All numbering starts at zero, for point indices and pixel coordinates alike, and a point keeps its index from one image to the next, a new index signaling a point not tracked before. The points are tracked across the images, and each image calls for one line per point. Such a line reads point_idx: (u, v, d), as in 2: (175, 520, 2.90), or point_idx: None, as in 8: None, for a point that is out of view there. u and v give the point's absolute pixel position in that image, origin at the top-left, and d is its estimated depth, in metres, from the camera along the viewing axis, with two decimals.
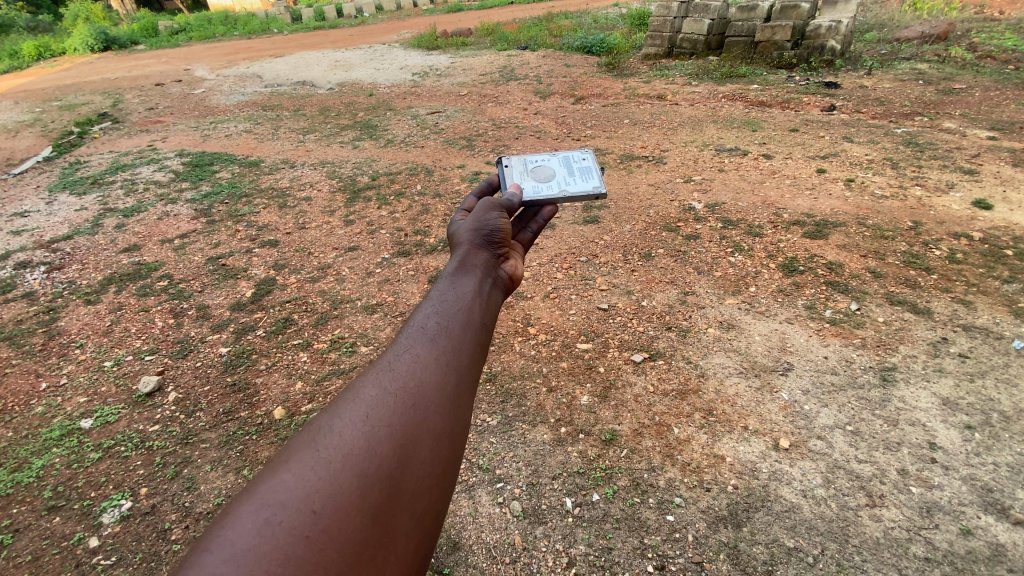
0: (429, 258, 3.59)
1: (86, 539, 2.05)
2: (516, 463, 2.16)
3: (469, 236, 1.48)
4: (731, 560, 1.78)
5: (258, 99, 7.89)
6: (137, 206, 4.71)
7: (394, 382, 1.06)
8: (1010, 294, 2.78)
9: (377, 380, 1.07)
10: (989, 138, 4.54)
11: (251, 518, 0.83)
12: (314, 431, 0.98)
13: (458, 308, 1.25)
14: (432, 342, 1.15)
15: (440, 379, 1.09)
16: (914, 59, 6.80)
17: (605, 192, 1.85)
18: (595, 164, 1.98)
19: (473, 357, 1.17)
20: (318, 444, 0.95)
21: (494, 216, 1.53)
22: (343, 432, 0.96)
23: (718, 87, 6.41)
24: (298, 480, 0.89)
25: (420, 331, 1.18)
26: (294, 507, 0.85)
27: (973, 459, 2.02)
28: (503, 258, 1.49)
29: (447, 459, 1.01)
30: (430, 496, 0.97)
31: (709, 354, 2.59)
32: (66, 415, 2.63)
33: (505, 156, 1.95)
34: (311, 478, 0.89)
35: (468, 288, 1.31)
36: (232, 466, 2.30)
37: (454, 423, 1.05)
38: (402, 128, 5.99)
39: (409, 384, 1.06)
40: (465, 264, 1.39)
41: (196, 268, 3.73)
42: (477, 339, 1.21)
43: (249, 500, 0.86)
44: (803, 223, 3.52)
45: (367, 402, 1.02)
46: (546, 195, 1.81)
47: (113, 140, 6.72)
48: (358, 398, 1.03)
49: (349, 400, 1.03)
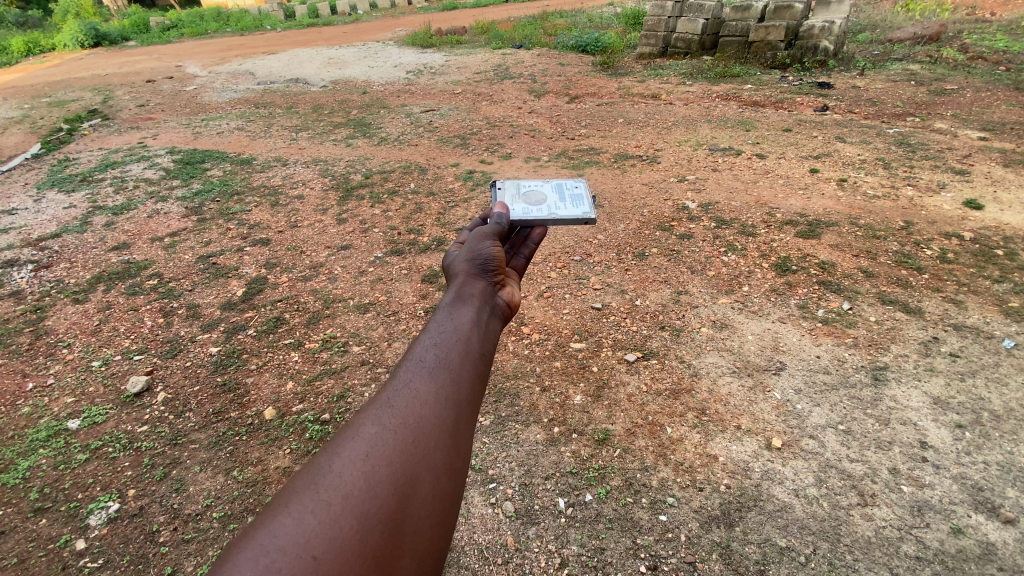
0: (423, 257, 3.57)
1: (72, 541, 2.02)
2: (509, 464, 2.15)
3: (465, 264, 1.46)
4: (723, 559, 1.78)
5: (251, 96, 7.83)
6: (127, 204, 4.65)
7: (394, 417, 1.04)
8: (1001, 294, 2.80)
9: (377, 416, 1.05)
10: (980, 138, 4.57)
11: (251, 565, 0.81)
12: (313, 471, 0.96)
13: (458, 338, 1.23)
14: (431, 374, 1.13)
15: (440, 413, 1.08)
16: (906, 60, 6.85)
17: (594, 219, 1.82)
18: (587, 193, 1.97)
19: (472, 389, 1.16)
20: (317, 486, 0.93)
21: (488, 243, 1.52)
22: (343, 472, 0.95)
23: (712, 87, 6.42)
24: (296, 525, 0.87)
25: (420, 364, 1.16)
26: (294, 554, 0.83)
27: (964, 458, 2.03)
28: (499, 285, 1.47)
29: (447, 495, 1.00)
30: (431, 536, 0.95)
31: (703, 354, 2.59)
32: (53, 415, 2.60)
33: (498, 180, 1.93)
34: (310, 522, 0.87)
35: (466, 318, 1.29)
36: (222, 467, 2.27)
37: (454, 459, 1.04)
38: (396, 126, 5.95)
39: (410, 419, 1.04)
40: (463, 293, 1.37)
41: (187, 266, 3.69)
42: (476, 371, 1.19)
43: (247, 546, 0.84)
44: (796, 223, 3.53)
45: (367, 440, 1.00)
46: (536, 217, 1.78)
47: (103, 137, 6.64)
48: (356, 436, 1.01)
49: (348, 437, 1.01)
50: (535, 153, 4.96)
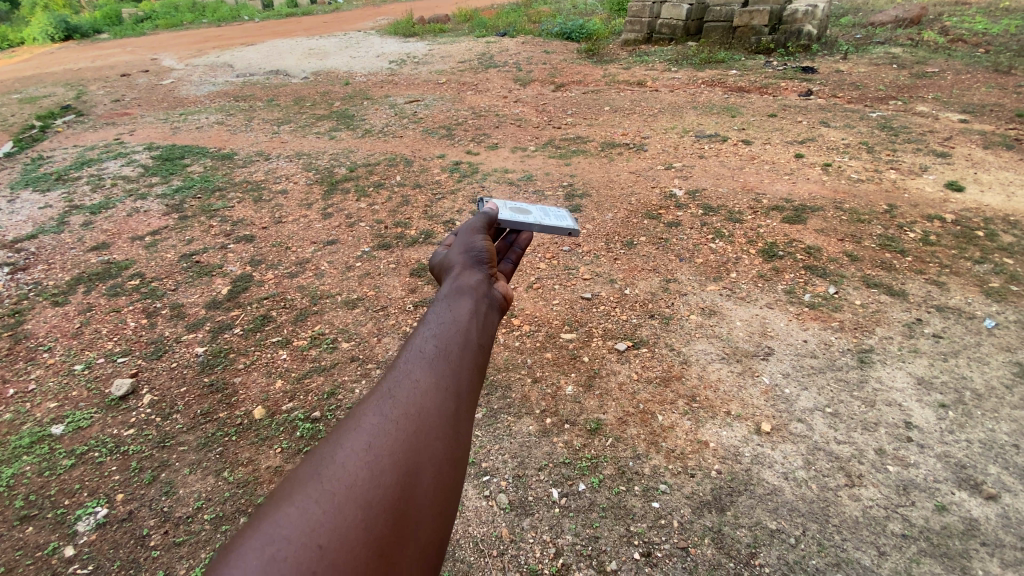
0: (411, 251, 3.54)
1: (61, 548, 1.99)
2: (502, 456, 2.15)
3: (460, 259, 1.44)
4: (715, 543, 1.80)
5: (230, 89, 7.65)
6: (105, 202, 4.54)
7: (395, 408, 1.03)
8: (982, 275, 2.85)
9: (378, 407, 1.04)
10: (961, 120, 4.62)
11: (257, 554, 0.80)
12: (317, 462, 0.95)
13: (456, 331, 1.22)
14: (431, 366, 1.12)
15: (442, 403, 1.07)
16: (887, 43, 6.89)
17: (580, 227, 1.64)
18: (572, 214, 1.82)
19: (472, 380, 1.15)
20: (321, 476, 0.92)
21: (481, 240, 1.49)
22: (346, 463, 0.94)
23: (697, 73, 6.40)
24: (301, 513, 0.86)
25: (419, 358, 1.15)
26: (300, 542, 0.82)
27: (947, 437, 2.07)
28: (494, 279, 1.43)
29: (450, 485, 0.99)
30: (435, 526, 0.94)
31: (692, 341, 2.61)
32: (37, 421, 2.54)
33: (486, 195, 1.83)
34: (315, 510, 0.86)
35: (464, 311, 1.27)
36: (212, 468, 2.24)
37: (456, 449, 1.03)
38: (380, 118, 5.86)
39: (411, 410, 1.04)
40: (459, 287, 1.35)
41: (169, 265, 3.62)
42: (476, 363, 1.18)
43: (253, 535, 0.83)
44: (782, 208, 3.55)
45: (369, 431, 0.99)
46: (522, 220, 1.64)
47: (78, 134, 6.46)
48: (358, 426, 1.00)
49: (349, 427, 1.00)
50: (522, 143, 4.92)
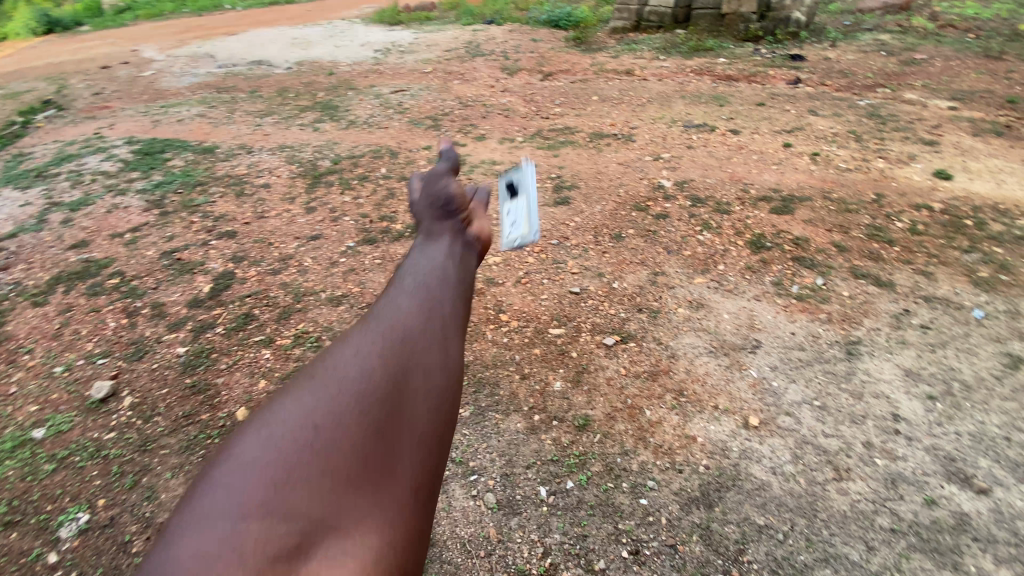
0: (396, 245, 3.48)
1: (41, 557, 1.95)
2: (490, 455, 2.12)
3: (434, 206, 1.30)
4: (703, 540, 1.80)
5: (212, 80, 7.48)
6: (84, 198, 4.42)
7: (382, 323, 0.99)
8: (970, 264, 2.85)
9: (366, 323, 1.01)
10: (949, 108, 4.61)
11: (255, 443, 0.82)
12: (312, 369, 0.94)
13: (440, 261, 1.13)
14: (415, 287, 1.06)
15: (431, 318, 1.01)
16: (876, 30, 6.86)
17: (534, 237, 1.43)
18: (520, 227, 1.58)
19: (462, 302, 1.07)
20: (314, 379, 0.91)
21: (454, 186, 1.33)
22: (336, 368, 0.92)
23: (686, 61, 6.34)
24: (294, 409, 0.86)
25: (396, 289, 1.06)
26: (292, 434, 0.82)
27: (936, 429, 2.07)
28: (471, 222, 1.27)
29: (445, 391, 0.94)
30: (430, 429, 0.90)
31: (680, 335, 2.59)
32: (16, 425, 2.48)
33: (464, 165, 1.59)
34: (307, 404, 0.86)
35: (444, 248, 1.17)
36: (194, 472, 2.19)
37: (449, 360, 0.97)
38: (365, 109, 5.74)
39: (397, 324, 0.98)
40: (436, 230, 1.23)
41: (150, 263, 3.53)
42: (465, 287, 1.10)
43: (253, 427, 0.85)
44: (770, 198, 3.53)
45: (358, 341, 0.96)
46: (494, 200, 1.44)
47: (56, 128, 6.29)
48: (348, 339, 0.97)
49: (342, 340, 0.98)
50: (510, 133, 4.85)
